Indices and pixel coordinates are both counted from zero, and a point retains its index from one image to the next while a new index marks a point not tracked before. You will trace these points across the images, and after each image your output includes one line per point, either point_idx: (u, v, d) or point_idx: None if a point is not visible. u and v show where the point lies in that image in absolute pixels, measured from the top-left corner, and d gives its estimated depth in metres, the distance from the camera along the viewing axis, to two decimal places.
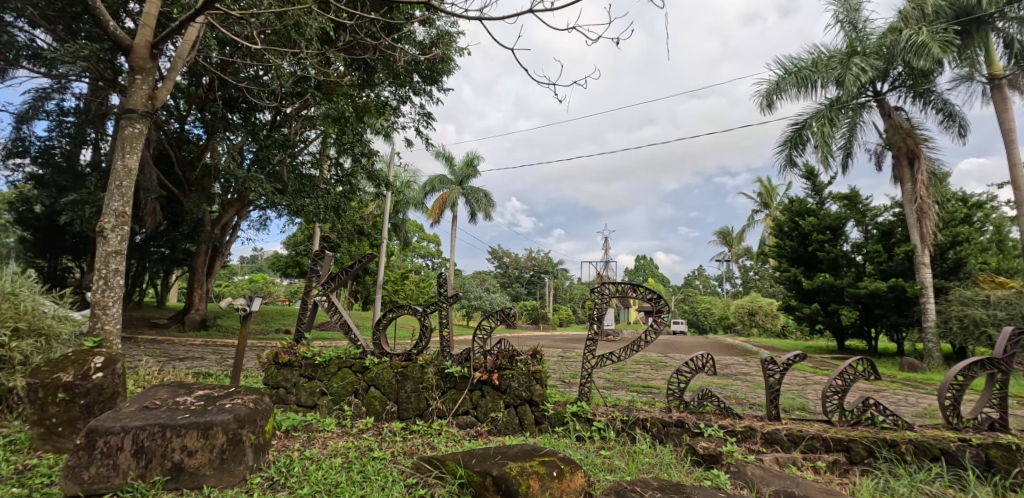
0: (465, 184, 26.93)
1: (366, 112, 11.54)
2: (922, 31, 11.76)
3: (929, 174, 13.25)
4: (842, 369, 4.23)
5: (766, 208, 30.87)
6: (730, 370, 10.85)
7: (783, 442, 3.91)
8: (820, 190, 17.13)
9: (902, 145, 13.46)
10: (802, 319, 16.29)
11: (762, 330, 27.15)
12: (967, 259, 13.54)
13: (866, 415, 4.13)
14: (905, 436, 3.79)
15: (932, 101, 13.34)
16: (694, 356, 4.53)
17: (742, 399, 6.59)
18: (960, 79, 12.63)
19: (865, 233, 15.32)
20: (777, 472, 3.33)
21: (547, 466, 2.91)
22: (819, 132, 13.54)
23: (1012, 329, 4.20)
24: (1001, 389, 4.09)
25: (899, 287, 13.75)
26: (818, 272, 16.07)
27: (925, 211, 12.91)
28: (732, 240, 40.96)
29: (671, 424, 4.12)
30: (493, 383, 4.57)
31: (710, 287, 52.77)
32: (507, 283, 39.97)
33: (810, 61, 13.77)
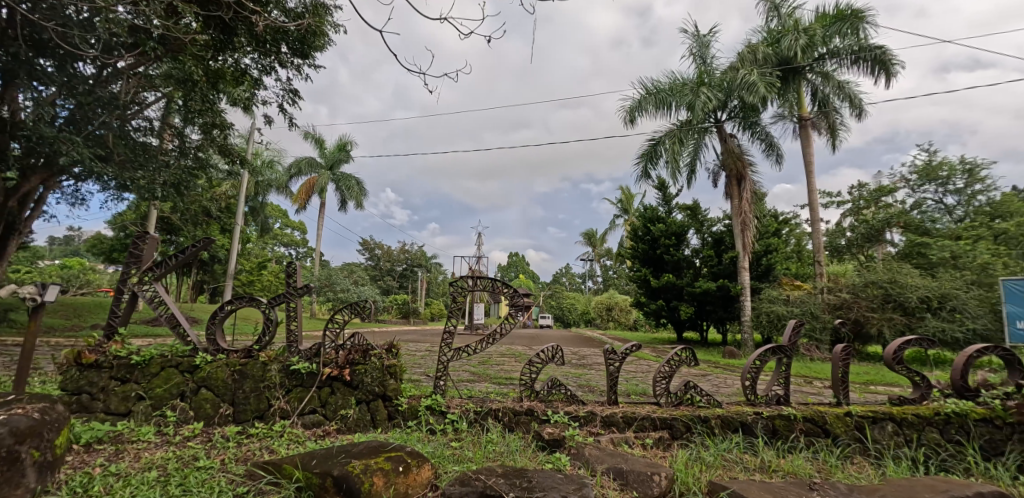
0: (336, 169, 25.35)
1: (219, 79, 10.31)
2: (753, 71, 13.81)
3: (752, 192, 15.62)
4: (669, 357, 4.78)
5: (625, 213, 33.95)
6: (586, 361, 11.79)
7: (619, 424, 4.30)
8: (669, 200, 19.27)
9: (733, 166, 15.55)
10: (650, 314, 18.28)
11: (617, 324, 29.90)
12: (775, 265, 16.34)
13: (686, 396, 4.72)
14: (715, 412, 4.41)
15: (758, 133, 15.76)
16: (545, 347, 4.78)
17: (594, 387, 7.21)
18: (778, 117, 15.17)
19: (702, 240, 17.61)
20: (610, 451, 3.66)
21: (393, 462, 2.83)
22: (670, 148, 15.24)
23: (796, 321, 5.13)
24: (788, 371, 4.96)
25: (725, 287, 16.14)
26: (663, 273, 18.11)
27: (747, 223, 15.23)
28: (595, 242, 44.31)
29: (521, 412, 4.31)
30: (344, 379, 4.34)
31: (575, 284, 56.52)
32: (378, 276, 38.64)
33: (667, 85, 15.41)
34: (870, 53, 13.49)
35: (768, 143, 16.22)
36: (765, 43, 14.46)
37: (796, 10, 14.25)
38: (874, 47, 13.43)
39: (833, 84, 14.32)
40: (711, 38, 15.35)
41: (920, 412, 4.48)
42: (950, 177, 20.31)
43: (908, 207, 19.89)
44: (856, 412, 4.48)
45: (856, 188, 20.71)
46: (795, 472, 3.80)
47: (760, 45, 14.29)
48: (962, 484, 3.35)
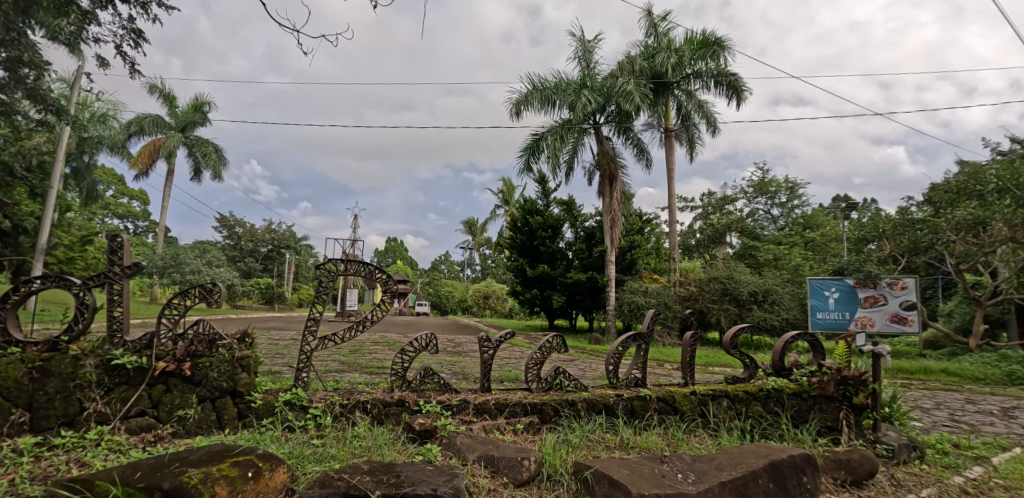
0: (188, 132, 22.25)
1: (32, 3, 7.89)
2: (630, 81, 14.85)
3: (621, 192, 16.85)
4: (541, 344, 4.94)
5: (506, 204, 34.73)
6: (459, 348, 11.87)
7: (491, 411, 4.33)
8: (547, 194, 20.07)
9: (606, 167, 16.59)
10: (524, 303, 19.03)
11: (492, 311, 30.63)
12: (637, 260, 17.98)
13: (556, 381, 4.91)
14: (581, 396, 4.64)
15: (631, 138, 17.05)
16: (419, 336, 4.65)
17: (467, 375, 7.29)
18: (648, 126, 16.54)
19: (575, 234, 18.66)
20: (481, 438, 3.65)
21: (240, 467, 2.50)
22: (552, 144, 15.83)
23: (655, 310, 5.62)
24: (645, 356, 5.40)
25: (593, 278, 17.36)
26: (538, 263, 18.89)
27: (616, 220, 16.42)
28: (476, 231, 44.74)
29: (392, 403, 4.12)
30: (184, 374, 3.78)
31: (453, 271, 56.71)
32: (236, 257, 34.90)
33: (552, 83, 15.96)
34: (726, 78, 15.19)
35: (638, 148, 17.62)
36: (642, 57, 15.67)
37: (670, 30, 15.63)
38: (729, 73, 15.14)
39: (694, 101, 15.95)
40: (595, 45, 16.19)
41: (748, 390, 5.20)
42: (776, 192, 24.07)
43: (744, 215, 23.19)
44: (699, 390, 5.05)
45: (706, 196, 23.52)
46: (649, 447, 4.17)
47: (637, 57, 15.44)
48: (778, 449, 3.92)
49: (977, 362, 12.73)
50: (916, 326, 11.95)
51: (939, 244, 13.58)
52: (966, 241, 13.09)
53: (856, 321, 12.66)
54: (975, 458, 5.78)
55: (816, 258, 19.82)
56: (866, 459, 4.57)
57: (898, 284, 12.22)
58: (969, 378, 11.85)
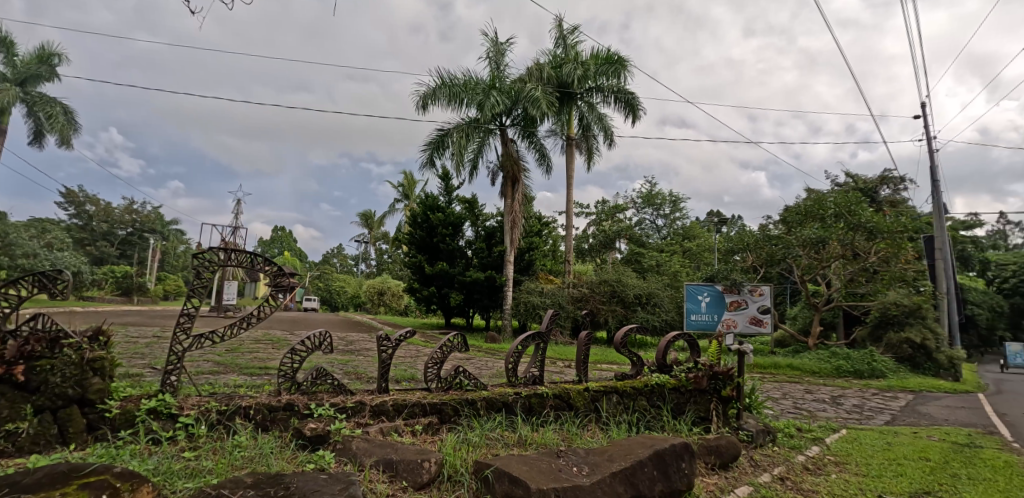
0: (28, 86, 18.73)
1: None
2: (538, 88, 15.26)
3: (523, 194, 17.21)
4: (442, 343, 4.85)
5: (406, 198, 33.86)
6: (351, 346, 11.34)
7: (388, 412, 4.16)
8: (450, 191, 19.92)
9: (510, 169, 16.84)
10: (421, 300, 18.71)
11: (387, 309, 29.71)
12: (534, 261, 18.55)
13: (456, 380, 4.86)
14: (481, 394, 4.63)
15: (534, 143, 17.52)
16: (312, 334, 4.35)
17: (360, 375, 6.97)
18: (551, 133, 17.12)
19: (476, 232, 18.74)
20: (379, 441, 3.49)
21: (92, 490, 2.12)
22: (457, 142, 15.72)
23: (553, 310, 5.80)
24: (543, 354, 5.54)
25: (491, 278, 17.56)
26: (437, 261, 18.68)
27: (516, 221, 16.75)
28: (373, 224, 43.08)
29: (278, 408, 3.79)
30: (14, 380, 3.16)
31: (346, 266, 54.05)
32: (84, 239, 30.04)
33: (462, 80, 15.88)
34: (625, 95, 16.18)
35: (541, 153, 18.16)
36: (550, 65, 16.21)
37: (578, 43, 16.33)
38: (627, 91, 16.13)
39: (595, 114, 16.77)
40: (506, 48, 16.39)
41: (635, 385, 5.57)
42: (661, 204, 26.24)
43: (632, 223, 24.97)
44: (592, 387, 5.31)
45: (600, 203, 24.92)
46: (545, 442, 4.31)
47: (546, 65, 15.93)
48: (662, 439, 4.24)
49: (813, 357, 14.96)
50: (768, 328, 13.96)
51: (789, 258, 15.75)
52: (810, 255, 15.36)
53: (723, 322, 14.17)
54: (812, 439, 6.81)
55: (692, 266, 21.95)
56: (731, 444, 5.20)
57: (757, 291, 14.04)
58: (807, 372, 13.91)
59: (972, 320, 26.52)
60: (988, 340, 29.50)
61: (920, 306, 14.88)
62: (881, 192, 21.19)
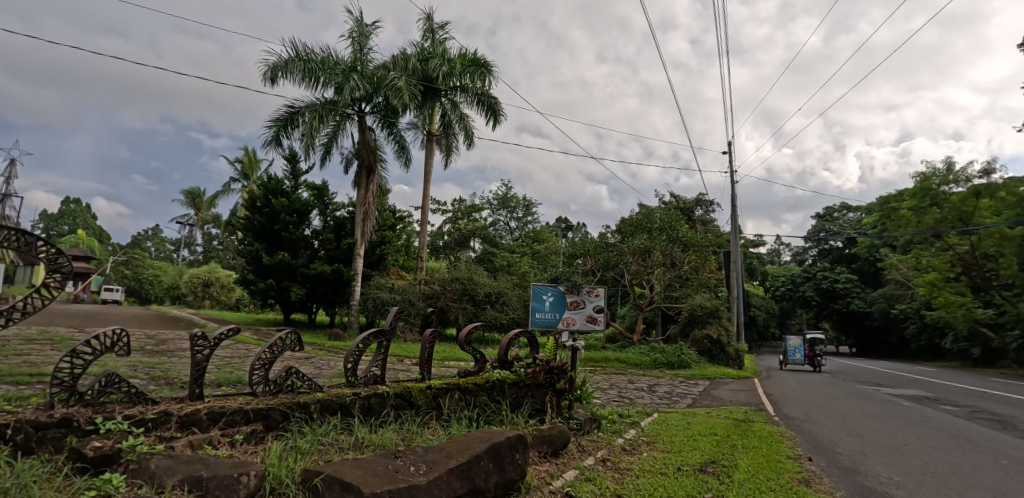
0: None
1: None
2: (401, 78, 14.87)
3: (378, 185, 16.55)
4: (272, 341, 4.46)
5: (245, 178, 30.37)
6: (165, 346, 9.86)
7: (202, 422, 3.69)
8: (297, 174, 18.40)
9: (366, 158, 16.08)
10: (255, 293, 16.98)
11: (214, 302, 26.34)
12: (386, 256, 18.10)
13: (287, 382, 4.51)
14: (315, 397, 4.36)
15: (394, 134, 17.05)
16: (104, 332, 3.68)
17: (171, 379, 6.11)
18: (413, 126, 16.81)
19: (324, 222, 17.57)
20: (187, 457, 3.08)
21: None
22: (308, 122, 14.56)
23: (398, 307, 5.70)
24: (385, 353, 5.41)
25: (338, 271, 16.62)
26: (278, 251, 17.11)
27: (368, 213, 16.08)
28: (201, 204, 37.78)
29: (49, 426, 3.12)
30: None
31: (163, 252, 46.57)
32: None
33: (319, 57, 14.82)
34: (488, 99, 16.49)
35: (400, 145, 17.74)
36: (416, 57, 15.93)
37: (446, 40, 16.29)
38: (490, 96, 16.44)
39: (458, 113, 16.84)
40: (372, 31, 15.69)
41: (477, 381, 5.75)
42: (515, 207, 27.52)
43: (487, 223, 25.73)
44: (434, 385, 5.34)
45: (458, 201, 25.20)
46: (383, 444, 4.24)
47: (412, 57, 15.61)
48: (498, 433, 4.45)
49: (636, 351, 17.04)
50: (601, 325, 15.49)
51: (621, 264, 17.75)
52: (637, 262, 17.52)
53: (563, 320, 15.34)
54: (630, 424, 7.78)
55: (540, 268, 23.47)
56: (561, 433, 5.71)
57: (593, 292, 15.50)
58: (630, 364, 15.81)
59: (752, 320, 32.70)
60: (763, 336, 36.68)
61: (717, 308, 17.90)
62: (695, 212, 25.02)
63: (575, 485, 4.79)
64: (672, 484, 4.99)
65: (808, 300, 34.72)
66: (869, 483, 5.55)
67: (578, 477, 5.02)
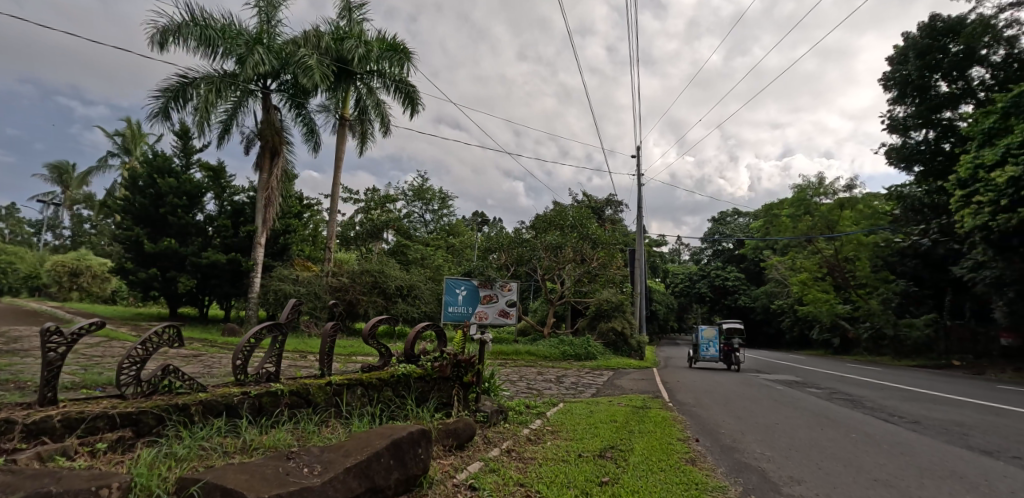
0: None
1: None
2: (313, 56, 14.03)
3: (283, 170, 15.50)
4: (145, 337, 4.04)
5: (127, 154, 27.12)
6: (19, 344, 8.59)
7: (55, 431, 3.31)
8: (189, 152, 16.74)
9: (270, 139, 14.98)
10: (135, 285, 15.27)
11: (83, 294, 23.30)
12: (290, 246, 17.10)
13: (163, 383, 4.13)
14: (197, 398, 4.04)
15: (303, 115, 16.09)
16: None
17: (21, 384, 5.35)
18: (324, 108, 15.96)
19: (220, 207, 16.17)
20: (32, 471, 2.72)
21: None
22: (203, 95, 13.29)
23: (297, 299, 5.40)
24: (281, 348, 5.13)
25: (235, 261, 15.39)
26: (164, 237, 15.48)
27: (271, 199, 15.04)
28: (69, 181, 33.15)
29: None
30: None
31: (18, 236, 40.25)
32: None
33: (219, 25, 13.60)
34: (405, 87, 15.99)
35: (308, 128, 16.76)
36: (330, 36, 15.15)
37: (363, 22, 15.63)
38: (409, 83, 15.99)
39: (373, 99, 16.25)
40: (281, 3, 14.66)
41: (380, 377, 5.64)
42: (431, 199, 27.17)
43: (401, 215, 25.19)
44: (334, 381, 5.14)
45: (371, 191, 24.42)
46: (274, 446, 4.03)
47: (325, 35, 14.79)
48: (399, 428, 4.41)
49: (546, 344, 17.59)
50: (513, 319, 15.89)
51: (534, 259, 18.21)
52: (549, 258, 18.07)
53: (476, 314, 15.43)
54: (536, 414, 8.05)
55: (454, 261, 23.41)
56: (466, 426, 5.78)
57: (506, 286, 15.80)
58: (540, 356, 16.29)
59: (654, 314, 35.02)
60: (663, 329, 39.48)
61: (622, 303, 19.01)
62: (605, 211, 26.27)
63: (479, 476, 4.87)
64: (573, 471, 5.23)
65: (702, 296, 37.88)
66: (742, 460, 6.21)
67: (482, 469, 5.11)
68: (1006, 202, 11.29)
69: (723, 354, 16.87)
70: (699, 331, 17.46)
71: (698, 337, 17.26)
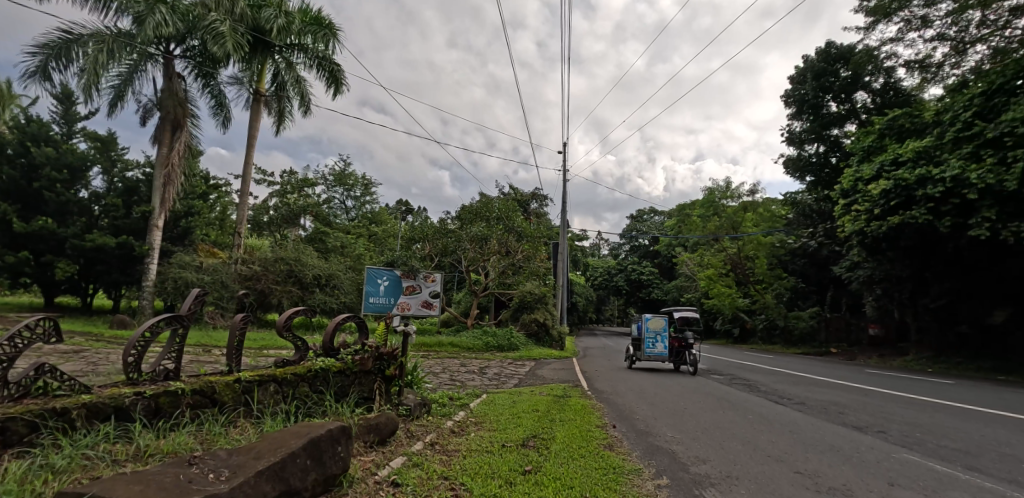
0: None
1: None
2: (225, 22, 12.83)
3: (186, 145, 14.07)
4: (13, 331, 3.49)
5: None
6: None
7: None
8: (71, 119, 14.73)
9: (171, 111, 13.54)
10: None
11: None
12: (194, 229, 15.66)
13: (36, 384, 3.60)
14: (79, 401, 3.57)
15: (212, 87, 14.74)
16: None
17: None
18: (236, 81, 14.70)
19: (109, 183, 14.42)
20: None
21: None
22: (91, 55, 11.72)
23: (202, 289, 4.92)
24: (182, 343, 4.67)
25: (127, 245, 13.81)
26: (37, 216, 13.54)
27: (172, 177, 13.63)
28: None
29: None
30: None
31: None
32: None
33: None
34: (329, 65, 15.03)
35: (218, 101, 15.37)
36: (246, 2, 13.96)
37: None
38: (333, 62, 14.86)
39: (293, 75, 15.24)
40: None
41: (296, 372, 5.31)
42: (353, 185, 26.09)
43: (320, 201, 23.96)
44: (245, 377, 4.77)
45: (287, 174, 22.99)
46: (175, 451, 3.67)
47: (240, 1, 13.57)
48: (318, 426, 4.18)
49: (470, 335, 17.61)
50: (436, 311, 15.61)
51: (459, 250, 18.08)
52: (475, 249, 18.03)
53: (398, 305, 15.06)
54: (460, 406, 8.03)
55: (376, 251, 22.74)
56: (389, 421, 5.62)
57: (430, 278, 15.58)
58: (463, 348, 16.27)
59: (574, 305, 36.20)
60: (582, 320, 41.03)
61: (544, 295, 19.47)
62: (530, 205, 26.69)
63: (402, 472, 4.76)
64: (497, 461, 5.27)
65: (619, 289, 39.80)
66: (656, 443, 6.59)
67: (405, 464, 4.99)
68: (878, 211, 12.89)
69: (673, 352, 13.44)
70: (642, 323, 13.86)
71: (643, 331, 13.67)
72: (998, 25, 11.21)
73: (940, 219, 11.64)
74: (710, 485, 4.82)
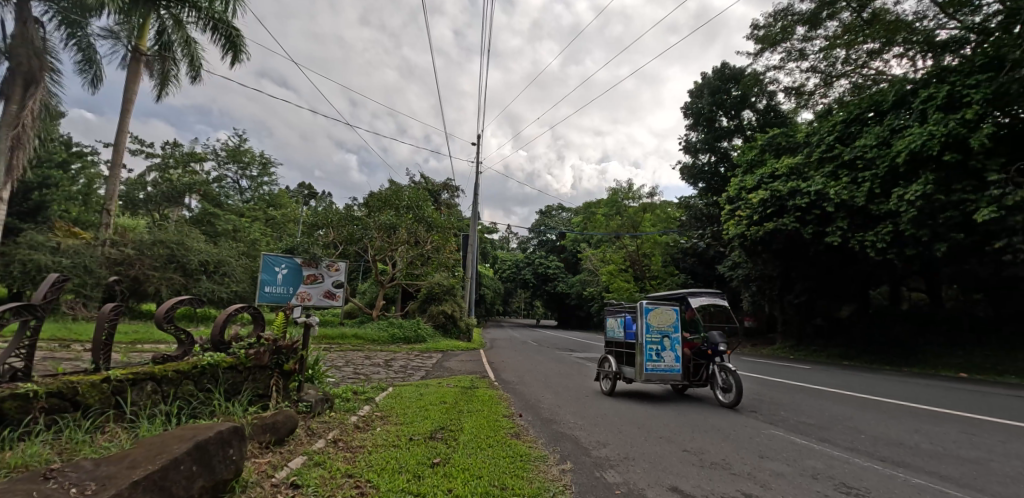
0: None
1: None
2: None
3: (42, 104, 11.94)
4: None
5: None
6: None
7: None
8: None
9: (24, 62, 11.39)
10: None
11: None
12: (49, 204, 13.47)
13: None
14: None
15: (79, 37, 12.69)
16: None
17: None
18: (110, 34, 12.78)
19: None
20: None
21: None
22: None
23: (61, 274, 4.22)
24: (35, 337, 4.00)
25: None
26: None
27: (22, 140, 11.50)
28: None
29: None
30: None
31: None
32: None
33: None
34: (227, 29, 13.36)
35: (86, 56, 13.30)
36: None
37: None
38: (232, 26, 13.33)
39: (182, 35, 13.79)
40: None
41: (179, 368, 4.77)
42: (249, 164, 24.00)
43: (209, 178, 21.75)
44: (116, 376, 4.20)
45: (170, 146, 20.55)
46: (26, 464, 3.15)
47: None
48: (206, 428, 3.80)
49: (375, 326, 17.03)
50: (339, 301, 14.88)
51: (365, 239, 17.35)
52: (382, 238, 17.41)
53: (297, 295, 14.12)
54: (364, 400, 7.74)
55: (273, 237, 21.15)
56: (286, 418, 5.26)
57: (333, 266, 14.80)
58: (368, 340, 15.69)
59: (482, 297, 36.52)
60: (489, 312, 41.50)
61: (453, 287, 19.36)
62: (442, 195, 26.37)
63: (303, 472, 4.48)
64: (404, 456, 5.15)
65: (525, 282, 40.80)
66: (561, 430, 6.85)
67: (305, 464, 4.71)
68: (756, 218, 14.44)
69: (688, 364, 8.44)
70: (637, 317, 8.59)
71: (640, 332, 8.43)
72: (857, 64, 12.99)
73: (804, 227, 13.32)
74: (610, 467, 5.12)
